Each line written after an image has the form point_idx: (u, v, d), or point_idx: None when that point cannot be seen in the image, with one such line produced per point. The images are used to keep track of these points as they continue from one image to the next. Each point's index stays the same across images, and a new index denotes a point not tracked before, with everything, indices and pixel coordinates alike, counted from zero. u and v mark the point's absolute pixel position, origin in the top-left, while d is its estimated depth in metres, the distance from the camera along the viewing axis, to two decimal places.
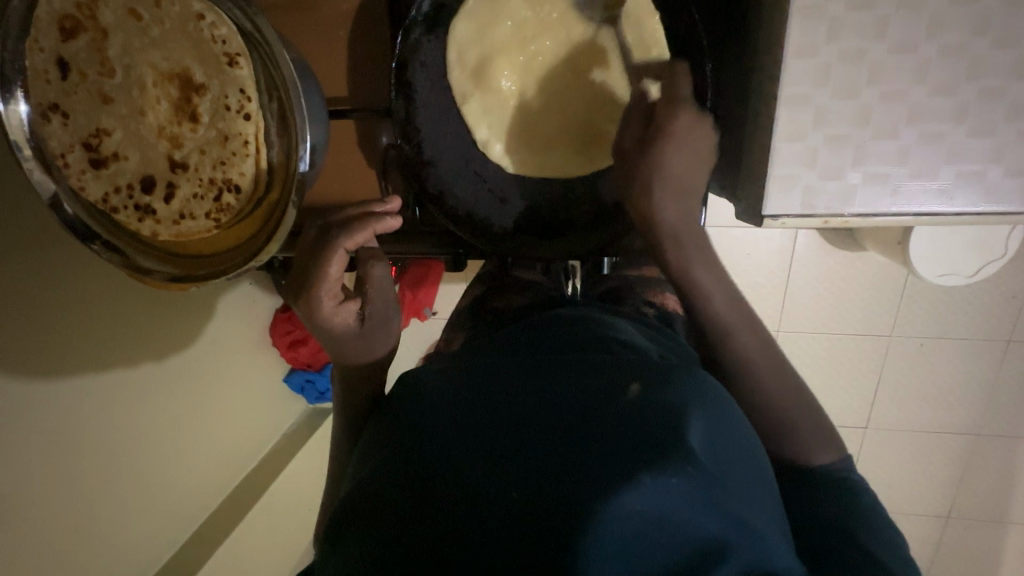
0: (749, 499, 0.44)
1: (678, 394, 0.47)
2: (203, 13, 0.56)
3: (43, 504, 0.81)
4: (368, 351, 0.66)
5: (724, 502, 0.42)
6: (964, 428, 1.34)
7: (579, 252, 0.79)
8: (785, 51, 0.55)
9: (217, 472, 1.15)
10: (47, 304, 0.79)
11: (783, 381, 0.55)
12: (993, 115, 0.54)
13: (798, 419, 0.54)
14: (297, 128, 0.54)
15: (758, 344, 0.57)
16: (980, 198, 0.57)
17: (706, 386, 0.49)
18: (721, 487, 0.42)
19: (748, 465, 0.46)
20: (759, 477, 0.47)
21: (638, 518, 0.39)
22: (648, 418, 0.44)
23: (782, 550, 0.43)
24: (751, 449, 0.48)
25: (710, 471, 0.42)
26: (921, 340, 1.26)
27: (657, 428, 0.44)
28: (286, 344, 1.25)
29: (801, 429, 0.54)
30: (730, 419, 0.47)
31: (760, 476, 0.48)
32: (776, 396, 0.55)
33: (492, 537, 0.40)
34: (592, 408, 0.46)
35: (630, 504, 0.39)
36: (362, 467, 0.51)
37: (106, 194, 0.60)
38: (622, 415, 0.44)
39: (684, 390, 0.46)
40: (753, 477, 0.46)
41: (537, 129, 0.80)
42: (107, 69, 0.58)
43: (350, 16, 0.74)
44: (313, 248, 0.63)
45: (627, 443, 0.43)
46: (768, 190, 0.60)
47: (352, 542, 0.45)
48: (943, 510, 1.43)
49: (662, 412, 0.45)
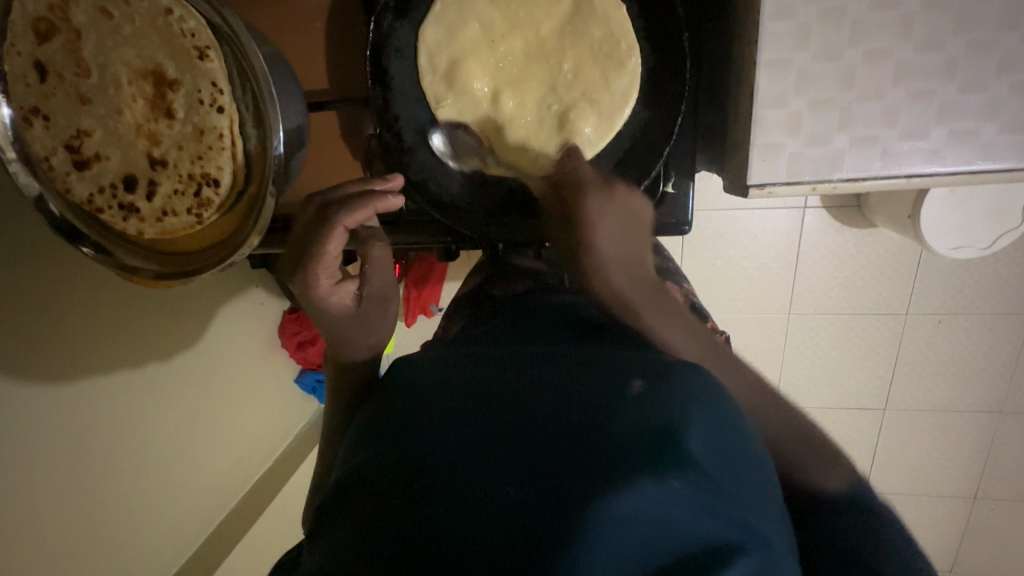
0: (748, 498, 0.44)
1: (678, 392, 0.47)
2: (171, 7, 0.57)
3: (47, 508, 0.83)
4: (362, 331, 0.68)
5: (728, 503, 0.42)
6: (987, 406, 1.30)
7: (562, 231, 0.76)
8: (762, 14, 0.54)
9: (227, 477, 1.16)
10: (49, 310, 0.81)
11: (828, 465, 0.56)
12: (984, 68, 0.52)
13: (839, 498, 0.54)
14: (269, 118, 0.55)
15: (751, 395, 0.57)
16: (976, 155, 0.54)
17: (700, 382, 0.50)
18: (721, 488, 0.43)
19: (746, 466, 0.46)
20: (757, 474, 0.47)
21: (642, 515, 0.38)
22: (651, 417, 0.44)
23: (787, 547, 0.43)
24: (749, 442, 0.48)
25: (710, 473, 0.43)
26: (937, 317, 1.22)
27: (656, 422, 0.44)
28: (293, 344, 1.25)
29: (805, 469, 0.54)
30: (728, 418, 0.48)
31: (759, 465, 0.48)
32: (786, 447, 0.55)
33: (489, 529, 0.39)
34: (595, 405, 0.46)
35: (635, 502, 0.39)
36: (355, 455, 0.50)
37: (91, 194, 0.61)
38: (630, 416, 0.45)
39: (684, 394, 0.47)
40: (751, 477, 0.46)
41: (514, 124, 0.78)
42: (83, 70, 0.59)
43: (327, 9, 0.75)
44: (310, 225, 0.64)
45: (629, 437, 0.43)
46: (752, 158, 0.58)
47: (341, 530, 0.44)
48: (969, 491, 1.39)
49: (664, 408, 0.45)
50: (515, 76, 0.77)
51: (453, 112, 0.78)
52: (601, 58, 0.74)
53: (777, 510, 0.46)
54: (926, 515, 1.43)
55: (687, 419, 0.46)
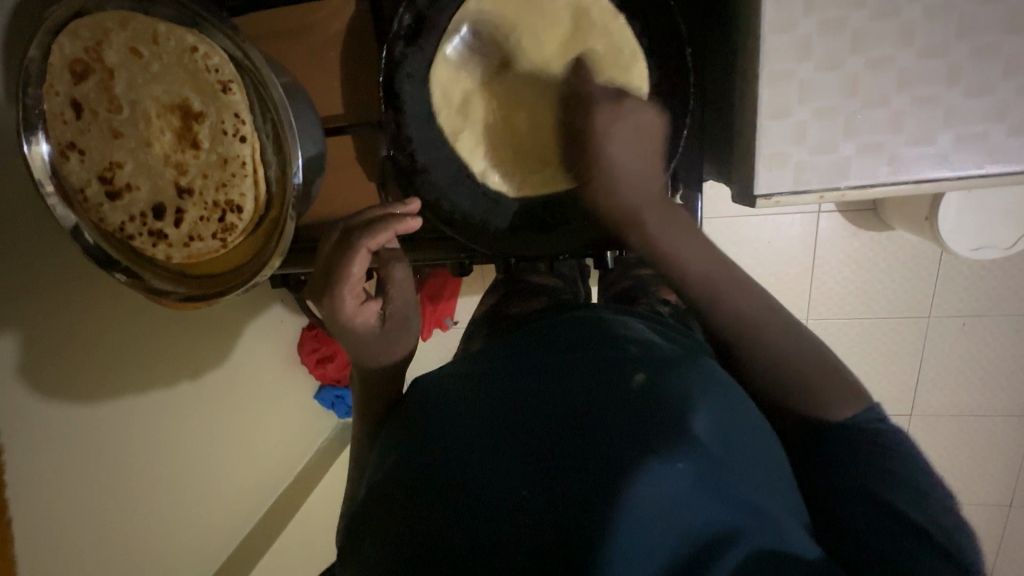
0: (759, 486, 0.44)
1: (684, 384, 0.47)
2: (196, 45, 0.60)
3: (78, 530, 0.85)
4: (388, 351, 0.68)
5: (733, 487, 0.42)
6: (1017, 410, 1.26)
7: (573, 249, 0.79)
8: (762, 28, 0.55)
9: (254, 492, 1.18)
10: (83, 333, 0.84)
11: (781, 330, 0.53)
12: (990, 72, 0.52)
13: (811, 374, 0.50)
14: (289, 146, 0.57)
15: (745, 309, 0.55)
16: (985, 159, 0.55)
17: (708, 370, 0.50)
18: (725, 471, 0.43)
19: (758, 454, 0.46)
20: (772, 459, 0.46)
21: (647, 504, 0.40)
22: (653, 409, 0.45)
23: (803, 538, 0.43)
24: (762, 435, 0.48)
25: (714, 459, 0.43)
26: (961, 320, 1.20)
27: (662, 415, 0.44)
28: (313, 361, 1.27)
29: (804, 377, 0.50)
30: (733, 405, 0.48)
31: (778, 460, 0.47)
32: (785, 351, 0.52)
33: (502, 530, 0.40)
34: (599, 401, 0.47)
35: (638, 493, 0.40)
36: (381, 467, 0.52)
37: (123, 222, 0.65)
38: (634, 411, 0.45)
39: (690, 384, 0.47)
40: (762, 465, 0.45)
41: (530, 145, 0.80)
42: (115, 106, 0.62)
43: (341, 38, 0.78)
44: (336, 251, 0.67)
45: (634, 431, 0.44)
46: (758, 169, 0.59)
47: (370, 540, 0.46)
48: (1004, 499, 1.34)
49: (668, 401, 0.45)
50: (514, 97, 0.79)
51: (470, 143, 0.81)
52: (609, 65, 0.74)
53: (789, 496, 0.46)
54: None
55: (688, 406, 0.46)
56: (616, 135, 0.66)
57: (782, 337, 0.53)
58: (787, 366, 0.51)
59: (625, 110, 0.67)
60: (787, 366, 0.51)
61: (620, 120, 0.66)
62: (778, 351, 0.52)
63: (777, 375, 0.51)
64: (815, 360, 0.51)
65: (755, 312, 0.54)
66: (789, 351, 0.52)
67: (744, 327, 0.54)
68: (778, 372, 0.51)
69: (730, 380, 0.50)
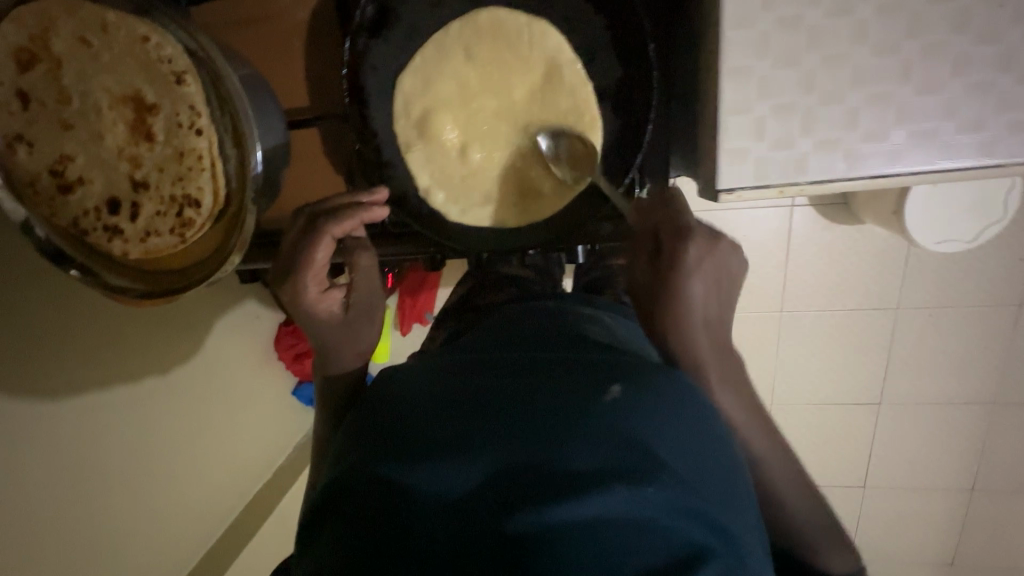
0: (720, 499, 0.45)
1: (653, 401, 0.47)
2: (148, 35, 0.58)
3: (45, 531, 0.84)
4: (349, 339, 0.68)
5: (696, 502, 0.43)
6: (981, 398, 1.30)
7: (540, 242, 0.81)
8: (723, 24, 0.55)
9: (230, 489, 1.17)
10: (51, 327, 0.83)
11: (802, 487, 0.54)
12: (940, 70, 0.53)
13: (817, 534, 0.53)
14: (249, 141, 0.57)
15: (771, 444, 0.55)
16: (936, 155, 0.56)
17: (676, 385, 0.51)
18: (689, 486, 0.43)
19: (717, 465, 0.47)
20: (729, 473, 0.48)
21: (612, 516, 0.40)
22: (626, 428, 0.45)
23: (756, 550, 0.44)
24: (720, 447, 0.49)
25: (679, 478, 0.43)
26: (928, 311, 1.24)
27: (630, 427, 0.45)
28: (290, 357, 1.23)
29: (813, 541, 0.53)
30: (696, 418, 0.49)
31: (733, 471, 0.48)
32: (803, 514, 0.53)
33: (463, 535, 0.40)
34: (569, 411, 0.46)
35: (603, 506, 0.40)
36: (343, 462, 0.51)
37: (77, 217, 0.64)
38: (603, 421, 0.45)
39: (657, 400, 0.48)
40: (721, 477, 0.47)
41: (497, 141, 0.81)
42: (64, 98, 0.61)
43: (304, 27, 0.76)
44: (300, 237, 0.66)
45: (603, 442, 0.44)
46: (721, 165, 0.60)
47: (328, 538, 0.45)
48: (967, 483, 1.39)
49: (636, 415, 0.46)
50: (477, 95, 0.80)
51: (438, 137, 0.80)
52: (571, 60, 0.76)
53: (746, 505, 0.47)
54: (926, 508, 1.43)
55: (659, 424, 0.46)
56: (697, 275, 0.57)
57: (804, 502, 0.54)
58: (800, 531, 0.53)
59: (721, 251, 0.58)
60: (804, 535, 0.53)
61: (710, 260, 0.57)
62: (799, 517, 0.53)
63: (797, 535, 0.53)
64: (821, 514, 0.54)
65: (790, 482, 0.54)
66: (807, 518, 0.53)
67: (768, 482, 0.54)
68: (795, 534, 0.53)
69: (694, 394, 0.51)
